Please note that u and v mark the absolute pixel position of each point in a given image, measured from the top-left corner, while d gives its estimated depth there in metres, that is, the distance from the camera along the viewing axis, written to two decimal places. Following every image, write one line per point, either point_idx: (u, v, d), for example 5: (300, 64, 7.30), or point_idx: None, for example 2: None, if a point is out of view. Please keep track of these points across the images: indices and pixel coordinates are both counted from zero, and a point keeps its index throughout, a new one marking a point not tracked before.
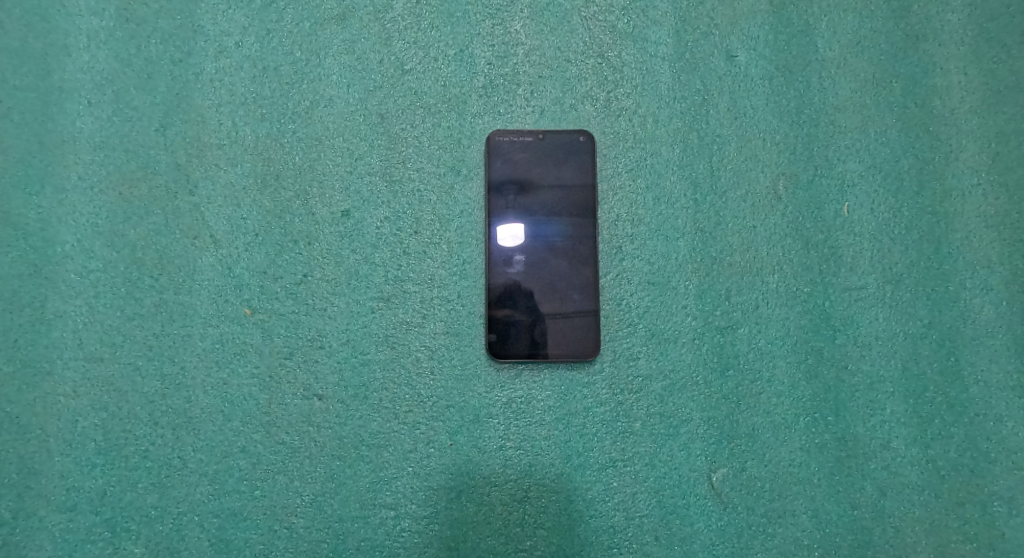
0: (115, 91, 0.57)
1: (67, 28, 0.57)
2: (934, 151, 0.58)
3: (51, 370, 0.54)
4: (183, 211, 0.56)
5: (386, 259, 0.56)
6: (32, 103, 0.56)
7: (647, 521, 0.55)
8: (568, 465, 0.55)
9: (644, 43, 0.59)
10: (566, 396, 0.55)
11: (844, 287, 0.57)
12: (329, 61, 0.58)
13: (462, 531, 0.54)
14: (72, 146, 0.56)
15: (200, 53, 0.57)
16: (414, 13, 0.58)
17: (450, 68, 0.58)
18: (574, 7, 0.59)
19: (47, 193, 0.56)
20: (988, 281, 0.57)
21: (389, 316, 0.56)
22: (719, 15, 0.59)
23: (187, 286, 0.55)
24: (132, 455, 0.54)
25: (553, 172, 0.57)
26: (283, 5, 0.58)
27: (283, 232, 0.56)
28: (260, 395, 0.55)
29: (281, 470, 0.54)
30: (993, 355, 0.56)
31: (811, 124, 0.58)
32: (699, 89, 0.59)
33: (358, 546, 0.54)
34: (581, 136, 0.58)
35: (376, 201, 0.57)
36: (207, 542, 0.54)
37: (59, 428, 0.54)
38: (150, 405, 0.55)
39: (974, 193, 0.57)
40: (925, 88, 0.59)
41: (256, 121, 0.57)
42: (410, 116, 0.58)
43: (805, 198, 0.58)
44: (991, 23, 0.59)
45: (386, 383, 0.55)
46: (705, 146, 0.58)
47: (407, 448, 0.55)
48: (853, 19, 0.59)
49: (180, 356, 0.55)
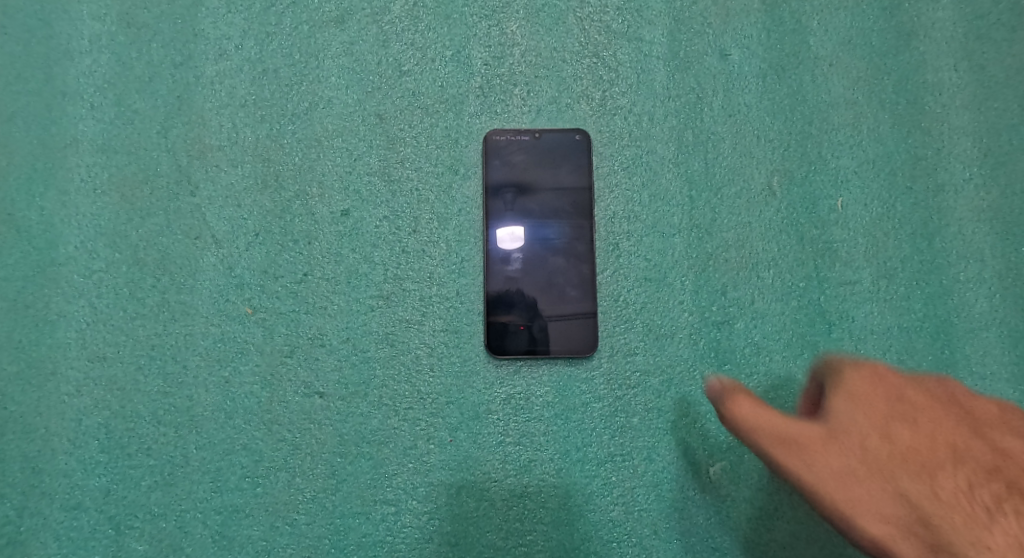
0: (117, 94, 0.57)
1: (70, 32, 0.58)
2: (927, 146, 0.59)
3: (56, 370, 0.55)
4: (184, 211, 0.57)
5: (386, 257, 0.57)
6: (35, 106, 0.57)
7: (646, 515, 0.55)
8: (567, 460, 0.56)
9: (638, 43, 0.60)
10: (565, 391, 0.56)
11: (838, 282, 0.57)
12: (328, 63, 0.58)
13: (462, 526, 0.55)
14: (75, 149, 0.57)
15: (200, 56, 0.58)
16: (411, 15, 0.59)
17: (447, 69, 0.59)
18: (569, 8, 0.60)
19: (50, 195, 0.56)
20: (980, 275, 0.57)
21: (389, 314, 0.56)
22: (712, 15, 0.60)
23: (189, 286, 0.56)
24: (135, 453, 0.55)
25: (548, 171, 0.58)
26: (282, 8, 0.59)
27: (283, 232, 0.57)
28: (262, 393, 0.55)
29: (283, 467, 0.55)
30: (986, 348, 0.57)
31: (804, 121, 0.59)
32: (693, 88, 0.59)
33: (359, 541, 0.54)
34: (577, 135, 0.58)
35: (375, 200, 0.57)
36: (210, 539, 0.54)
37: (64, 427, 0.54)
38: (153, 404, 0.55)
39: (966, 188, 0.58)
40: (917, 84, 0.59)
41: (256, 123, 0.58)
42: (408, 116, 0.58)
43: (800, 194, 0.58)
44: (981, 20, 0.60)
45: (387, 380, 0.56)
46: (700, 144, 0.59)
47: (408, 445, 0.55)
48: (845, 17, 0.60)
49: (182, 355, 0.56)
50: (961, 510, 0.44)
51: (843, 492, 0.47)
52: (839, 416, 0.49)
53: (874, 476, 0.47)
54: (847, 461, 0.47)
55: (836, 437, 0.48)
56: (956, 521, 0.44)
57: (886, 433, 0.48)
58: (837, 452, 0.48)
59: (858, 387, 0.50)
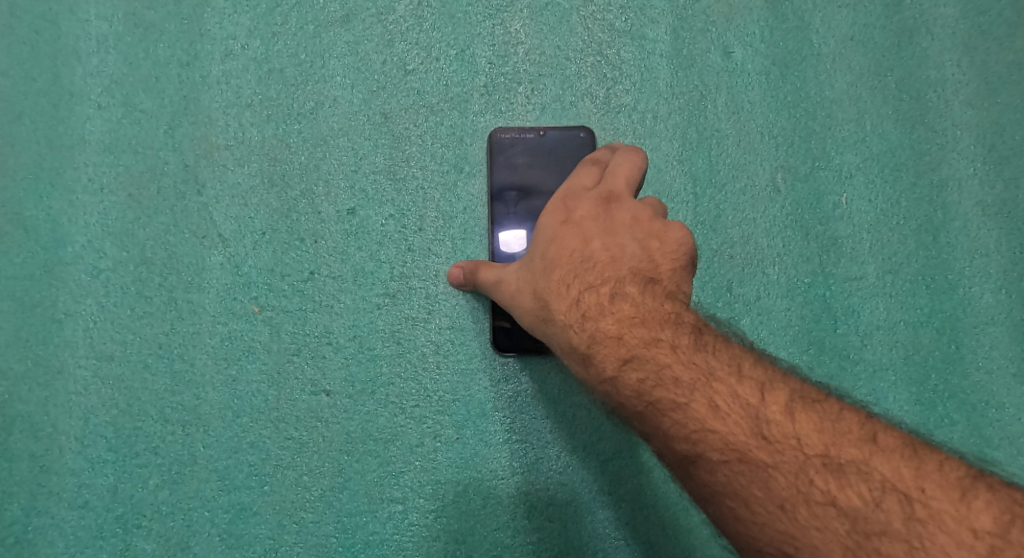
0: (124, 95, 0.58)
1: (77, 33, 0.58)
2: (931, 142, 0.59)
3: (63, 368, 0.55)
4: (191, 211, 0.57)
5: (392, 256, 0.57)
6: (43, 106, 0.57)
7: (654, 512, 0.55)
8: (574, 457, 0.56)
9: (642, 40, 0.60)
10: (571, 388, 0.56)
11: (843, 277, 0.58)
12: (333, 62, 0.59)
13: (469, 523, 0.55)
14: (82, 149, 0.57)
15: (207, 56, 0.58)
16: (416, 15, 0.59)
17: (451, 68, 0.59)
18: (572, 6, 0.60)
19: (58, 195, 0.56)
20: (986, 270, 0.57)
21: (395, 312, 0.57)
22: (715, 12, 0.60)
23: (195, 284, 0.56)
24: (143, 451, 0.55)
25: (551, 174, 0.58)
26: (287, 9, 0.59)
27: (289, 231, 0.57)
28: (268, 391, 0.56)
29: (290, 465, 0.55)
30: (993, 343, 0.57)
31: (808, 117, 0.59)
32: (697, 85, 0.59)
33: (367, 540, 0.54)
34: (582, 132, 0.58)
35: (380, 199, 0.58)
36: (218, 537, 0.54)
37: (72, 426, 0.55)
38: (160, 403, 0.55)
39: (970, 183, 0.58)
40: (920, 80, 0.59)
41: (262, 122, 0.58)
42: (413, 115, 0.59)
43: (804, 190, 0.58)
44: (983, 16, 0.60)
45: (393, 378, 0.56)
46: (704, 141, 0.59)
47: (415, 442, 0.55)
48: (847, 14, 0.60)
49: (189, 354, 0.56)
50: (679, 371, 0.43)
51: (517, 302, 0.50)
52: (532, 249, 0.51)
53: (531, 298, 0.50)
54: (537, 276, 0.50)
55: (532, 256, 0.50)
56: (674, 387, 0.43)
57: (597, 260, 0.49)
58: (538, 291, 0.49)
59: (580, 212, 0.50)
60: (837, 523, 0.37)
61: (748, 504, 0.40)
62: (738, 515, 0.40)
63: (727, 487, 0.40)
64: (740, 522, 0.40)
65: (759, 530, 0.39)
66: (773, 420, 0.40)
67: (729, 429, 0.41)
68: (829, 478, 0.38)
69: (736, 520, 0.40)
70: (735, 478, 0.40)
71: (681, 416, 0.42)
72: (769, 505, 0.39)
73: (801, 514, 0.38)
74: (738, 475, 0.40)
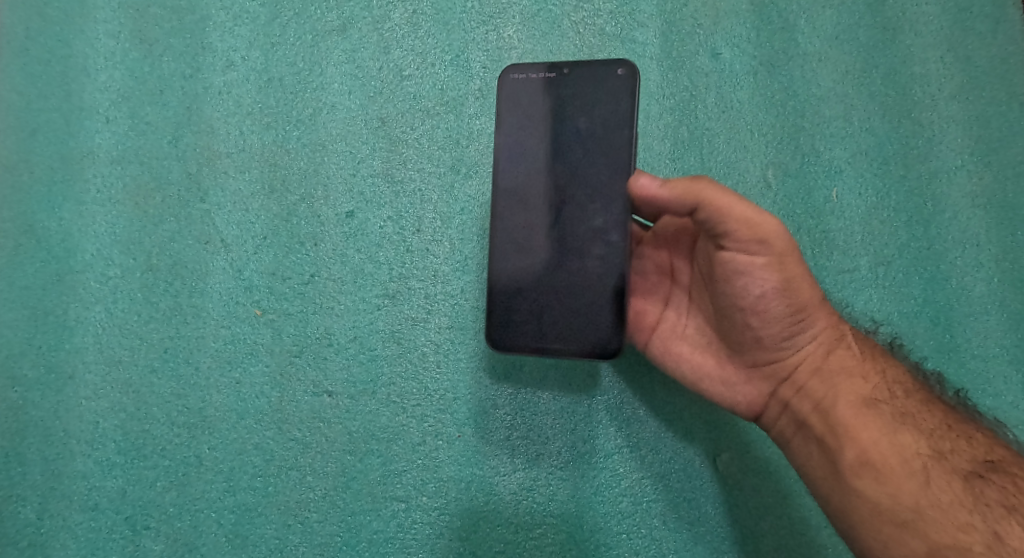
0: (130, 108, 0.59)
1: (87, 50, 0.60)
2: (919, 135, 0.60)
3: (74, 374, 0.56)
4: (195, 217, 0.58)
5: (391, 257, 0.58)
6: (54, 121, 0.59)
7: (655, 506, 0.56)
8: (575, 453, 0.56)
9: (632, 44, 0.61)
10: (570, 385, 0.57)
11: (837, 270, 0.58)
12: (331, 70, 0.60)
13: (472, 520, 0.55)
14: (91, 161, 0.59)
15: (209, 68, 0.60)
16: (411, 23, 0.61)
17: (447, 73, 0.61)
18: (563, 12, 0.61)
19: (68, 206, 0.58)
20: (977, 259, 0.58)
21: (395, 312, 0.58)
22: (701, 15, 0.61)
23: (200, 289, 0.58)
24: (151, 454, 0.56)
25: (552, 71, 0.51)
26: (286, 21, 0.61)
27: (289, 235, 0.58)
28: (272, 393, 0.57)
29: (294, 466, 0.56)
30: (986, 332, 0.57)
31: (796, 114, 0.60)
32: (687, 86, 0.61)
33: (371, 538, 0.55)
34: (619, 69, 0.50)
35: (378, 202, 0.59)
36: (224, 537, 0.55)
37: (82, 430, 0.56)
38: (167, 406, 0.56)
39: (958, 174, 0.59)
40: (905, 76, 0.61)
41: (262, 130, 0.60)
42: (410, 119, 0.60)
43: (795, 186, 0.59)
44: (964, 13, 0.61)
45: (394, 378, 0.57)
46: (695, 139, 0.60)
47: (416, 441, 0.56)
48: (831, 14, 0.61)
49: (195, 358, 0.57)
50: (871, 369, 0.47)
51: (727, 275, 0.45)
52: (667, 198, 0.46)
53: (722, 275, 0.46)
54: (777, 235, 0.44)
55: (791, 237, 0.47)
56: (856, 380, 0.47)
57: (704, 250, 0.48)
58: (808, 285, 0.46)
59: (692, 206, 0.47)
60: (946, 495, 0.43)
61: (924, 486, 0.43)
62: (918, 502, 0.43)
63: (891, 474, 0.44)
64: (898, 521, 0.43)
65: (937, 517, 0.42)
66: (917, 410, 0.46)
67: (865, 415, 0.45)
68: (978, 447, 0.45)
69: (882, 512, 0.43)
70: (893, 462, 0.44)
71: (840, 402, 0.46)
72: (958, 480, 0.43)
73: (983, 489, 0.43)
74: (917, 461, 0.44)
